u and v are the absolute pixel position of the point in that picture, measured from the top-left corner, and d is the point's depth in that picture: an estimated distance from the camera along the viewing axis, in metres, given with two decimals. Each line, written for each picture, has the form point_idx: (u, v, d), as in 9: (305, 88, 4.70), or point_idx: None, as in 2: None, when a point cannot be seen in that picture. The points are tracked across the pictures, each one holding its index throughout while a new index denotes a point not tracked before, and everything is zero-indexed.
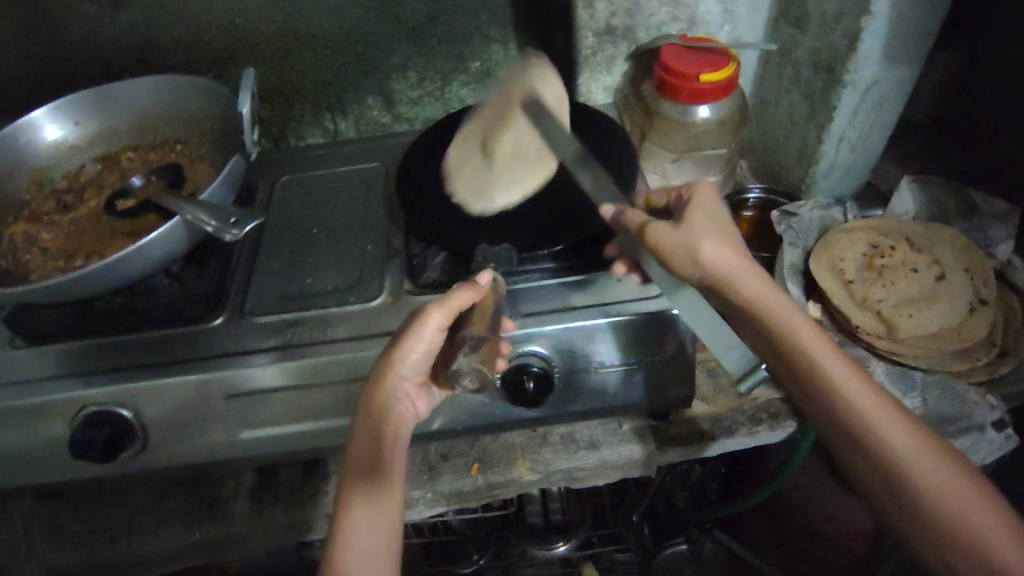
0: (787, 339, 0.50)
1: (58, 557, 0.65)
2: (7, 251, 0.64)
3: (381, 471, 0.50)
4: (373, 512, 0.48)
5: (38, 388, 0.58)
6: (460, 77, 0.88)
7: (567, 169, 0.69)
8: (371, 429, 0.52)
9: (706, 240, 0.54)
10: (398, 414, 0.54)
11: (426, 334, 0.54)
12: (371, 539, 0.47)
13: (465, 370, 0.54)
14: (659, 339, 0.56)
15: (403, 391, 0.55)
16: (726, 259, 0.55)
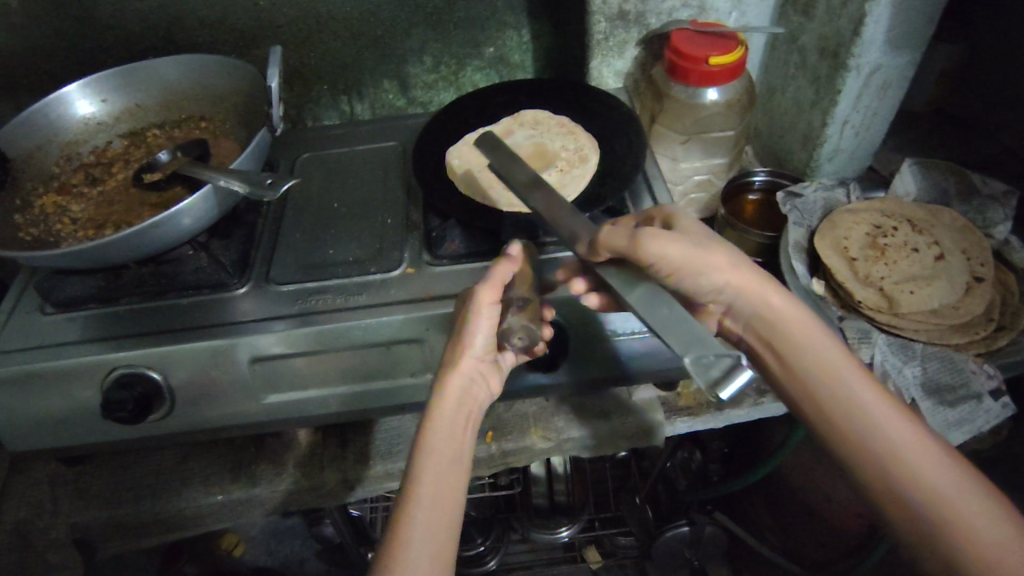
0: (829, 375, 0.50)
1: (84, 516, 0.67)
2: (39, 220, 0.66)
3: (448, 458, 0.48)
4: (433, 509, 0.46)
5: (71, 351, 0.60)
6: (475, 61, 0.91)
7: (579, 140, 0.70)
8: (446, 414, 0.51)
9: (718, 261, 0.52)
10: (472, 395, 0.53)
11: (488, 314, 0.53)
12: (429, 535, 0.45)
13: (515, 328, 0.54)
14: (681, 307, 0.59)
15: (479, 372, 0.54)
16: (749, 284, 0.53)
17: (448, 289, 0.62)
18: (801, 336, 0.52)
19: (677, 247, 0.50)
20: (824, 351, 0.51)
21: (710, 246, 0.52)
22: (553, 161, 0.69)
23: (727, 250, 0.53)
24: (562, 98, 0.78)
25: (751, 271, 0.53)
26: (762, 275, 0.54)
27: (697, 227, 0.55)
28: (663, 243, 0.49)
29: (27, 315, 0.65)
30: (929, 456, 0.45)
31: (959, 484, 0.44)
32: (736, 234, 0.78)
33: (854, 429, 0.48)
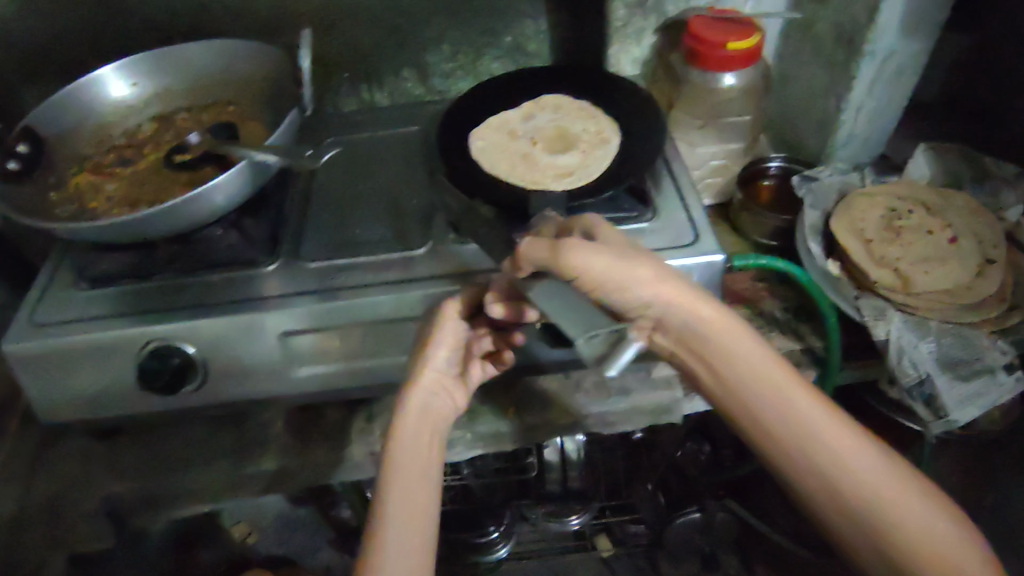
0: (764, 387, 0.51)
1: (114, 487, 0.68)
2: (75, 198, 0.67)
3: (413, 476, 0.56)
4: (405, 532, 0.53)
5: (105, 324, 0.62)
6: (492, 51, 0.91)
7: (600, 124, 0.72)
8: (409, 435, 0.58)
9: (644, 273, 0.51)
10: (433, 409, 0.61)
11: (451, 328, 0.60)
12: (403, 554, 0.52)
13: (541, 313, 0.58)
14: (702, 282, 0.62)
15: (439, 389, 0.62)
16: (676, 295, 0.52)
17: (470, 265, 0.64)
18: (738, 350, 0.52)
19: (598, 261, 0.50)
20: (760, 364, 0.52)
21: (635, 257, 0.51)
22: (575, 143, 0.70)
23: (651, 261, 0.52)
24: (582, 83, 0.79)
25: (678, 282, 0.52)
26: (686, 285, 0.52)
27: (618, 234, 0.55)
28: (586, 260, 0.50)
29: (62, 289, 0.67)
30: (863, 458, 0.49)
31: (888, 481, 0.49)
32: (752, 217, 0.80)
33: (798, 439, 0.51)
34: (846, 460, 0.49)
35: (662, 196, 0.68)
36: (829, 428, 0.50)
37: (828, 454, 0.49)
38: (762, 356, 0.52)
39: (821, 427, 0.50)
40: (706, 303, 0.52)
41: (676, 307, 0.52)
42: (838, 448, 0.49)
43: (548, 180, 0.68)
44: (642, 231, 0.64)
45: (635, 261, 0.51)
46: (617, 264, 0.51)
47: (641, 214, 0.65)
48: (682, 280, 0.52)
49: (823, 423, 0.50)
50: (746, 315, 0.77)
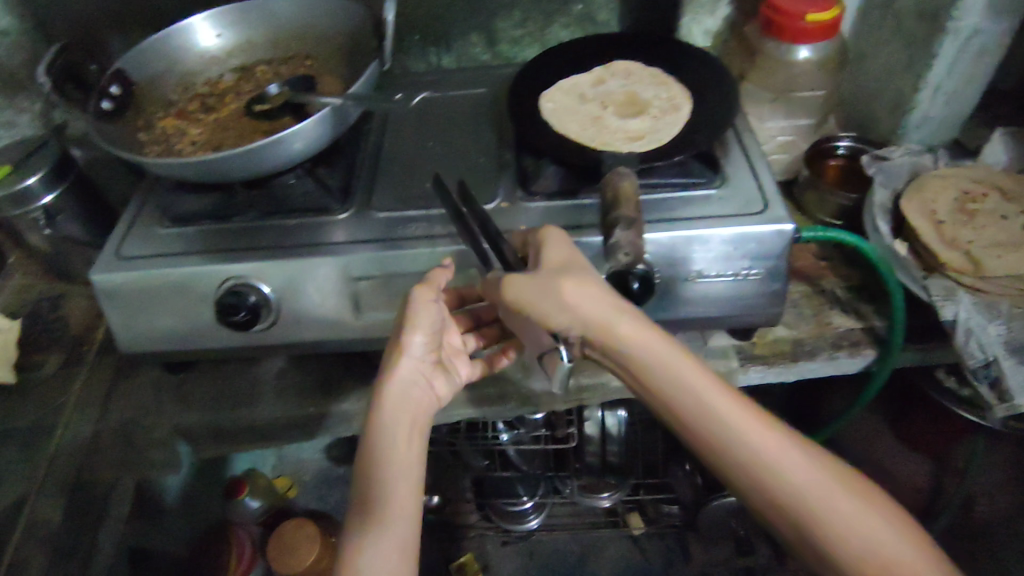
0: (692, 399, 0.53)
1: (185, 417, 0.72)
2: (162, 139, 0.70)
3: (394, 476, 0.55)
4: (384, 535, 0.53)
5: (187, 260, 0.65)
6: (562, 19, 0.91)
7: (671, 91, 0.72)
8: (385, 428, 0.57)
9: (573, 292, 0.52)
10: (414, 398, 0.60)
11: (431, 312, 0.58)
12: (387, 556, 0.52)
13: (621, 243, 0.49)
14: (768, 251, 0.62)
15: (416, 377, 0.60)
16: (603, 309, 0.53)
17: (537, 224, 0.64)
18: (676, 372, 0.53)
19: (531, 289, 0.52)
20: (686, 379, 0.53)
21: (568, 279, 0.52)
22: (646, 108, 0.71)
23: (579, 275, 0.53)
24: (653, 51, 0.79)
25: (601, 298, 0.53)
26: (620, 307, 0.53)
27: (567, 253, 0.56)
28: (524, 292, 0.52)
29: (146, 227, 0.70)
30: (793, 461, 0.51)
31: (817, 482, 0.51)
32: (817, 194, 0.79)
33: (742, 461, 0.52)
34: (790, 476, 0.51)
35: (730, 166, 0.68)
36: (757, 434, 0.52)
37: (774, 470, 0.51)
38: (699, 376, 0.53)
39: (764, 444, 0.52)
40: (641, 325, 0.53)
41: (614, 330, 0.53)
42: (782, 463, 0.51)
43: (620, 142, 0.68)
44: (709, 198, 0.65)
45: (564, 279, 0.52)
46: (550, 290, 0.52)
47: (711, 181, 0.66)
48: (620, 301, 0.53)
49: (764, 440, 0.52)
50: (806, 291, 0.76)
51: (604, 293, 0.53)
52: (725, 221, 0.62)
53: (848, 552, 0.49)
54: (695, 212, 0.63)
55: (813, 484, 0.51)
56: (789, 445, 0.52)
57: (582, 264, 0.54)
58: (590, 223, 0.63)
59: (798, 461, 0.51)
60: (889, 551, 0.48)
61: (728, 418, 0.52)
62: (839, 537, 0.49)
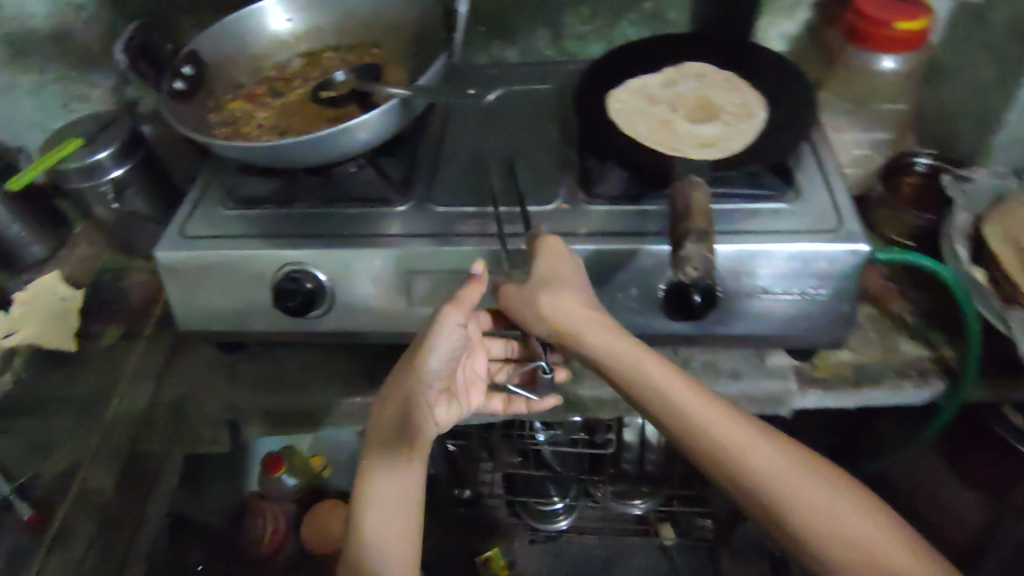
0: (660, 397, 0.56)
1: (235, 397, 0.73)
2: (230, 122, 0.71)
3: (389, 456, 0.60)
4: (384, 505, 0.59)
5: (248, 243, 0.66)
6: (632, 15, 0.89)
7: (747, 96, 0.70)
8: (382, 423, 0.60)
9: (546, 298, 0.57)
10: (415, 422, 0.60)
11: (452, 337, 0.57)
12: (387, 521, 0.59)
13: (692, 257, 0.47)
14: (839, 272, 0.59)
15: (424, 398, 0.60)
16: (574, 312, 0.57)
17: (599, 228, 0.63)
18: (641, 372, 0.56)
19: (515, 296, 0.60)
20: (653, 378, 0.56)
21: (543, 290, 0.56)
22: (718, 113, 0.68)
23: (559, 286, 0.56)
24: (728, 54, 0.77)
25: (572, 300, 0.57)
26: (591, 313, 0.58)
27: (560, 264, 0.57)
28: (516, 299, 0.60)
29: (210, 206, 0.71)
30: (756, 452, 0.53)
31: (780, 469, 0.52)
32: (891, 212, 0.76)
33: (708, 453, 0.54)
34: (754, 466, 0.52)
35: (806, 179, 0.65)
36: (719, 427, 0.54)
37: (737, 462, 0.53)
38: (665, 371, 0.56)
39: (729, 435, 0.54)
40: (610, 325, 0.58)
41: (583, 331, 0.58)
42: (747, 456, 0.53)
43: (691, 148, 0.65)
44: (779, 211, 0.62)
45: (539, 285, 0.56)
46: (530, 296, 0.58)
47: (782, 194, 0.63)
48: (590, 307, 0.58)
49: (728, 432, 0.54)
50: (872, 314, 0.73)
51: (575, 300, 0.57)
52: (797, 238, 0.59)
53: (813, 539, 0.49)
54: (762, 226, 0.61)
55: (776, 473, 0.52)
56: (758, 436, 0.54)
57: (567, 271, 0.58)
58: (653, 230, 0.61)
59: (763, 450, 0.53)
60: (850, 534, 0.49)
61: (694, 415, 0.55)
62: (803, 523, 0.50)
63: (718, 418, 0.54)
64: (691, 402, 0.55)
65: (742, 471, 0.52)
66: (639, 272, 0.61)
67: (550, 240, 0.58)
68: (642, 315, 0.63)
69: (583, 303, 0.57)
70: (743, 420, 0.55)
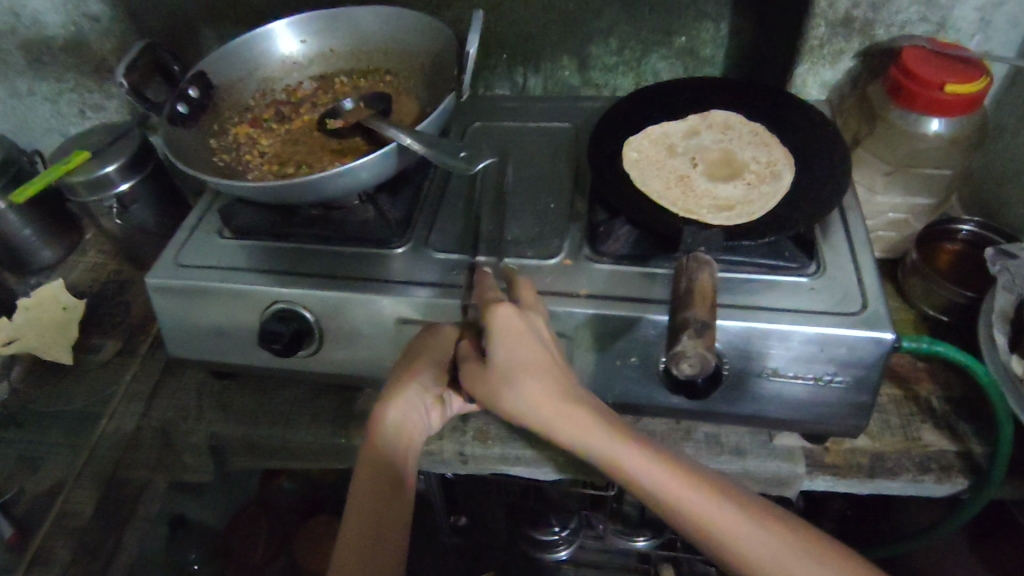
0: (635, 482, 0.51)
1: (221, 427, 0.71)
2: (232, 148, 0.69)
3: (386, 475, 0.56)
4: (381, 537, 0.55)
5: (240, 277, 0.64)
6: (661, 50, 0.84)
7: (773, 155, 0.65)
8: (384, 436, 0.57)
9: (509, 397, 0.52)
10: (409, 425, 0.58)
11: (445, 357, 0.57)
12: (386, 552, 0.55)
13: (688, 353, 0.43)
14: (859, 362, 0.54)
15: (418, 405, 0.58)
16: (541, 407, 0.52)
17: (600, 290, 0.58)
18: (619, 470, 0.51)
19: (477, 384, 0.54)
20: (626, 460, 0.51)
21: (507, 392, 0.52)
22: (740, 172, 0.64)
23: (522, 384, 0.52)
24: (759, 103, 0.72)
25: (537, 393, 0.52)
26: (562, 402, 0.52)
27: (519, 349, 0.51)
28: (480, 384, 0.54)
29: (207, 233, 0.70)
30: (744, 531, 0.49)
31: (771, 548, 0.49)
32: (924, 284, 0.70)
33: (701, 542, 0.50)
34: (750, 555, 0.49)
35: (830, 251, 0.61)
36: (702, 504, 0.50)
37: (732, 552, 0.49)
38: (648, 462, 0.51)
39: (713, 518, 0.50)
40: (582, 414, 0.52)
41: (551, 423, 0.52)
42: (741, 544, 0.49)
43: (707, 208, 0.61)
44: (799, 286, 0.58)
45: (502, 385, 0.52)
46: (494, 386, 0.53)
47: (802, 268, 0.59)
48: (559, 392, 0.52)
49: (714, 512, 0.50)
50: (895, 396, 0.68)
51: (541, 394, 0.52)
52: (813, 318, 0.54)
53: None
54: (778, 302, 0.56)
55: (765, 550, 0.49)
56: (750, 522, 0.49)
57: (529, 354, 0.52)
58: (659, 298, 0.57)
59: (749, 525, 0.49)
60: None
61: (670, 495, 0.50)
62: None
63: (700, 497, 0.50)
64: (668, 480, 0.51)
65: (731, 550, 0.49)
66: (640, 342, 0.57)
67: (500, 314, 0.51)
68: (640, 387, 0.59)
69: (550, 389, 0.52)
70: (729, 500, 0.51)
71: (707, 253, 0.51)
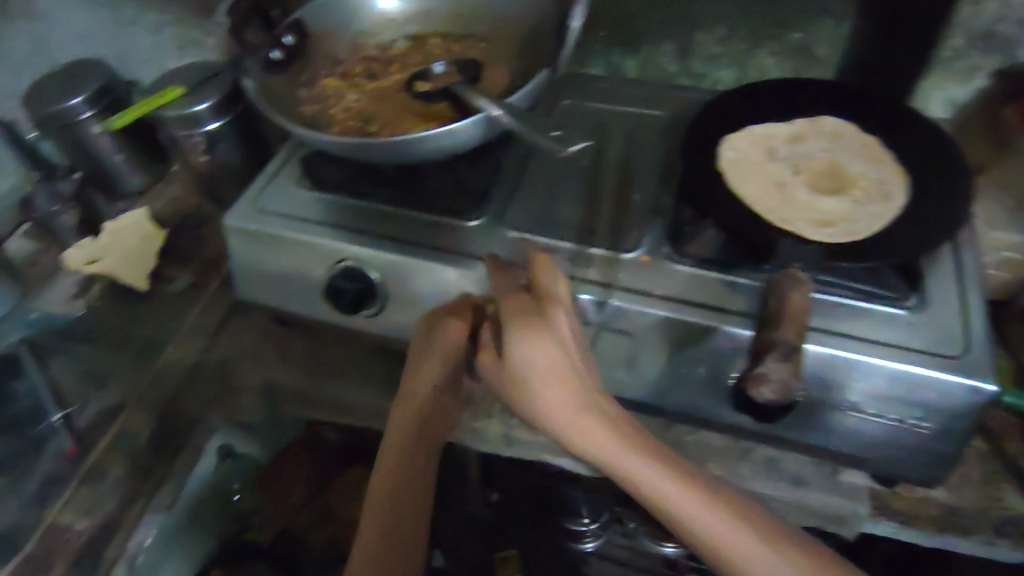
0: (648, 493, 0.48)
1: (278, 373, 0.72)
2: (320, 100, 0.69)
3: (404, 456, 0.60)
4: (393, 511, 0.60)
5: (311, 230, 0.64)
6: (772, 46, 0.79)
7: (885, 173, 0.60)
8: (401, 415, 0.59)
9: (528, 399, 0.52)
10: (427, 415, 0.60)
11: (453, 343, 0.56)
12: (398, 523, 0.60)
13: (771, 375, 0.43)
14: (954, 411, 0.50)
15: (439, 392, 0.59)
16: (557, 413, 0.51)
17: (678, 293, 0.55)
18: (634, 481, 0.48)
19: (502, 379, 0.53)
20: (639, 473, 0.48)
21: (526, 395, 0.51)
22: (846, 188, 0.60)
23: (542, 390, 0.51)
24: (875, 113, 0.66)
25: (553, 398, 0.50)
26: (581, 411, 0.50)
27: (539, 350, 0.50)
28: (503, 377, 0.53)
29: (284, 182, 0.70)
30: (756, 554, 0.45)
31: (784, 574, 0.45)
32: None
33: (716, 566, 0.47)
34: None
35: (935, 285, 0.56)
36: (718, 524, 0.46)
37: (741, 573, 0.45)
38: (660, 472, 0.48)
39: (726, 540, 0.46)
40: (599, 422, 0.49)
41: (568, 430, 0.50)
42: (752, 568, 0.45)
43: (803, 221, 0.57)
44: (896, 318, 0.53)
45: (521, 385, 0.52)
46: (523, 388, 0.52)
47: (901, 299, 0.54)
48: (576, 399, 0.50)
49: (728, 535, 0.46)
50: (979, 450, 0.62)
51: (558, 398, 0.50)
52: (906, 354, 0.50)
53: None
54: (872, 333, 0.52)
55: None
56: (764, 545, 0.46)
57: (549, 359, 0.50)
58: (741, 310, 0.54)
59: (762, 549, 0.46)
60: None
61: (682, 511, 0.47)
62: None
63: (714, 515, 0.46)
64: (682, 499, 0.47)
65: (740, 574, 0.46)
66: (713, 353, 0.54)
67: (522, 310, 0.51)
68: (704, 398, 0.56)
69: (570, 395, 0.50)
70: (746, 524, 0.46)
71: (799, 271, 0.48)
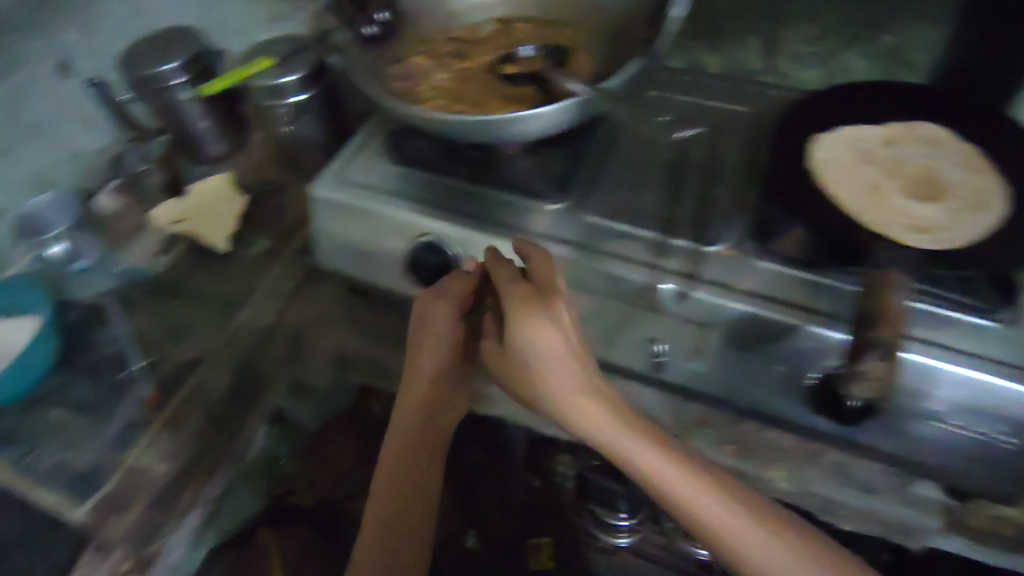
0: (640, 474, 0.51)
1: (350, 341, 0.75)
2: (411, 75, 0.70)
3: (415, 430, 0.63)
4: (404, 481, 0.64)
5: (395, 204, 0.65)
6: (864, 47, 0.77)
7: (985, 181, 0.59)
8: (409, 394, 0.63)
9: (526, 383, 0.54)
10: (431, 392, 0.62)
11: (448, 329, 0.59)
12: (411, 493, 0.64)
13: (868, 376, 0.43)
14: None
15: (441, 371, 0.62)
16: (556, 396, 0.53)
17: (762, 288, 0.56)
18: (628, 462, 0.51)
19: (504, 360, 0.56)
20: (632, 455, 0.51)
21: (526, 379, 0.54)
22: (941, 195, 0.59)
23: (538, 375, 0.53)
24: (974, 121, 0.65)
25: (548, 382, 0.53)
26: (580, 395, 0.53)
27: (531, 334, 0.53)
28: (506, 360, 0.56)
29: (370, 155, 0.72)
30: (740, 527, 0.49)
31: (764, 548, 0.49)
32: None
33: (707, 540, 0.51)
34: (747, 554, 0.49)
35: None
36: (703, 500, 0.50)
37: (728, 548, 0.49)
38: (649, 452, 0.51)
39: (712, 518, 0.50)
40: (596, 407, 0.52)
41: (571, 410, 0.53)
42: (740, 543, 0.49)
43: (895, 224, 0.57)
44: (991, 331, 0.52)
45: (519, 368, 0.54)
46: (522, 371, 0.55)
47: (995, 312, 0.53)
48: (571, 383, 0.53)
49: (711, 511, 0.50)
50: None
51: (552, 381, 0.53)
52: (998, 368, 0.50)
53: None
54: (967, 345, 0.52)
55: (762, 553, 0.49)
56: (751, 523, 0.50)
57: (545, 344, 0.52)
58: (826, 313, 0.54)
59: (748, 525, 0.50)
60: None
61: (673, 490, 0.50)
62: None
63: (702, 494, 0.50)
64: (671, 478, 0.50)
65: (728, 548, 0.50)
66: (794, 352, 0.54)
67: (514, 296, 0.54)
68: (780, 398, 0.56)
69: (563, 378, 0.53)
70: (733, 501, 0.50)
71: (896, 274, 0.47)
